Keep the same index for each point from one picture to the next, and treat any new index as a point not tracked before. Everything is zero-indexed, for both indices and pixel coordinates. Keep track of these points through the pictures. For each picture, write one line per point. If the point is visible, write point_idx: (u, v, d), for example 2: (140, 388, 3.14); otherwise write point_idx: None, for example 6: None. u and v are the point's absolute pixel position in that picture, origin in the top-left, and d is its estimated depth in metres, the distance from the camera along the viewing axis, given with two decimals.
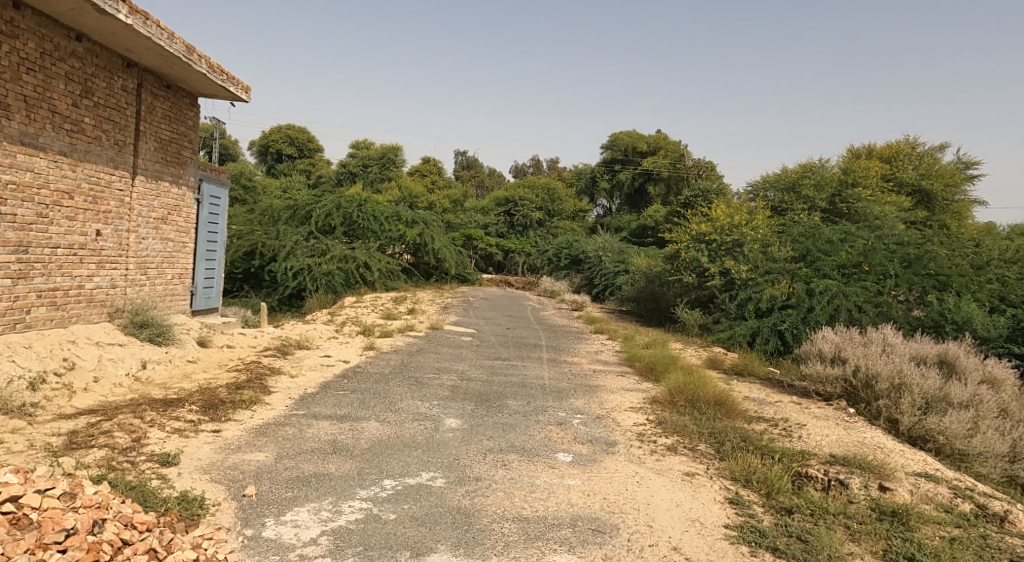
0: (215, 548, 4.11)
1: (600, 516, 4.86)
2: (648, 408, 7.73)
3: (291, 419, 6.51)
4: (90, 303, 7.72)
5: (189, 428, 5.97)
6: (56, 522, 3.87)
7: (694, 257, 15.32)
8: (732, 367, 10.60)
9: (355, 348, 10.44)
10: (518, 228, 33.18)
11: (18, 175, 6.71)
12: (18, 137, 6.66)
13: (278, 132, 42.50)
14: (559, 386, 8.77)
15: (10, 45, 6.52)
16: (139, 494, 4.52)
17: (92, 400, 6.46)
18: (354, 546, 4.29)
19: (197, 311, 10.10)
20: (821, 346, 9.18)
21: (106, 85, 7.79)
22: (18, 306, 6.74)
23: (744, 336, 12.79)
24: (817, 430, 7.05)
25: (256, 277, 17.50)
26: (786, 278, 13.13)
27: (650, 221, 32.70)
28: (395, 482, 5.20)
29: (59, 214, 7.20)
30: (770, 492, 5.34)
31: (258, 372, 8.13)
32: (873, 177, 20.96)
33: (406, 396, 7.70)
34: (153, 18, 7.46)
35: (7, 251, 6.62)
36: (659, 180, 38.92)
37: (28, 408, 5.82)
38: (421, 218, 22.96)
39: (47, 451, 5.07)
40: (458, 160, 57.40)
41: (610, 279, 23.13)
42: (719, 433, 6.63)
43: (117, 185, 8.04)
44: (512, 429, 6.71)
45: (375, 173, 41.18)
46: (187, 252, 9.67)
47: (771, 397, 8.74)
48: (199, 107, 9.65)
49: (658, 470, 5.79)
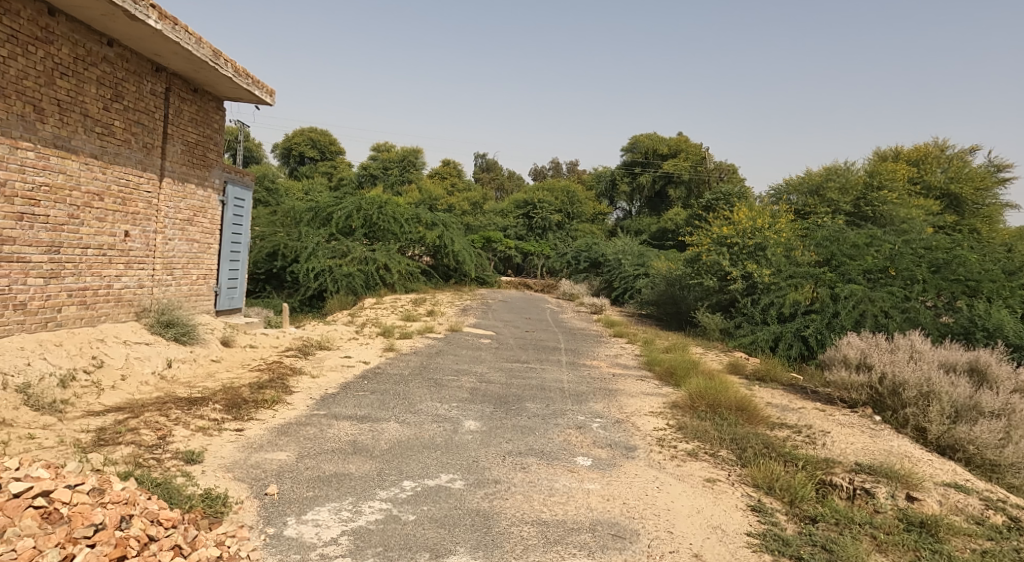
0: (238, 546, 4.14)
1: (620, 521, 4.83)
2: (668, 413, 7.68)
3: (312, 420, 6.57)
4: (118, 303, 7.86)
5: (213, 427, 6.05)
6: (85, 516, 3.92)
7: (715, 260, 15.19)
8: (754, 373, 10.47)
9: (375, 349, 10.53)
10: (537, 230, 33.20)
11: (51, 177, 6.83)
12: (51, 139, 6.79)
13: (300, 135, 43.06)
14: (578, 390, 8.74)
15: (44, 50, 6.66)
16: (165, 491, 4.59)
17: (119, 397, 6.57)
18: (375, 546, 4.31)
19: (221, 310, 10.24)
20: (846, 352, 9.06)
21: (135, 88, 7.94)
22: (49, 305, 6.89)
23: (767, 341, 12.64)
24: (842, 437, 6.96)
25: (278, 278, 17.70)
26: (810, 282, 13.01)
27: (671, 224, 32.55)
28: (415, 484, 5.23)
29: (89, 215, 7.34)
30: (794, 500, 5.27)
31: (280, 372, 8.21)
32: (900, 180, 20.58)
33: (426, 397, 7.74)
34: (181, 23, 7.58)
35: (40, 251, 6.76)
36: (680, 183, 38.64)
37: (58, 405, 5.94)
38: (440, 220, 23.09)
39: (76, 446, 5.16)
40: (477, 163, 57.65)
41: (629, 283, 23.03)
42: (741, 439, 6.55)
43: (145, 187, 8.18)
44: (530, 432, 6.70)
45: (395, 176, 41.47)
46: (212, 253, 9.81)
47: (793, 403, 8.63)
48: (225, 110, 9.80)
49: (678, 475, 5.75)
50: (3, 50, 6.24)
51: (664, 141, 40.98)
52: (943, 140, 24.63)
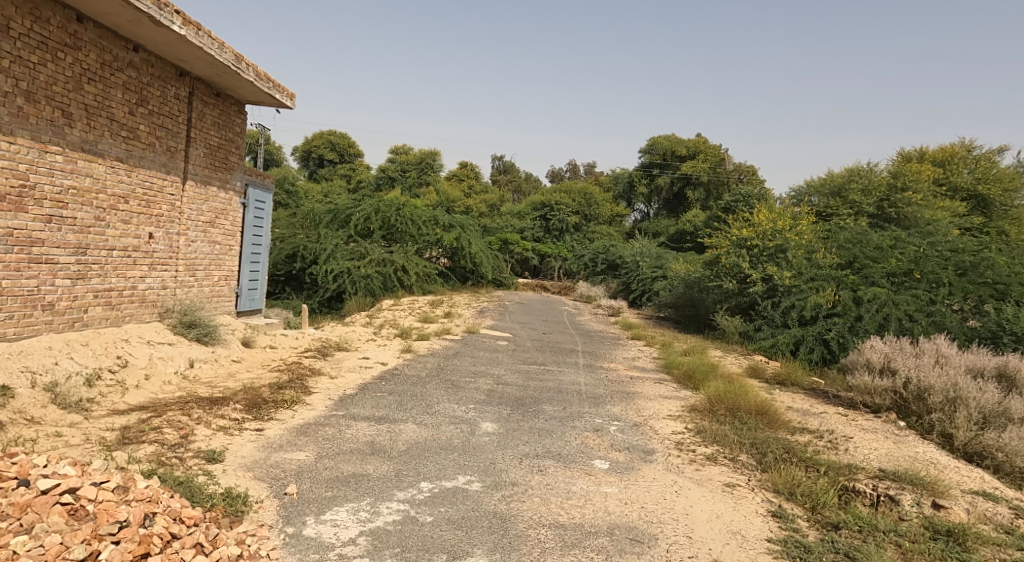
0: (258, 545, 4.19)
1: (638, 526, 4.81)
2: (687, 416, 7.63)
3: (330, 420, 6.62)
4: (142, 304, 7.98)
5: (234, 427, 6.13)
6: (110, 514, 3.98)
7: (735, 263, 15.08)
8: (774, 377, 10.37)
9: (392, 350, 10.59)
10: (554, 232, 33.17)
11: (79, 180, 6.95)
12: (78, 143, 6.91)
13: (320, 138, 43.47)
14: (595, 392, 8.71)
15: (73, 56, 6.79)
16: (187, 489, 4.65)
17: (143, 396, 6.67)
18: (392, 547, 4.33)
19: (242, 312, 10.37)
20: (869, 356, 8.93)
21: (160, 93, 8.06)
22: (76, 306, 7.02)
23: (787, 345, 12.54)
24: (866, 443, 6.87)
25: (297, 280, 17.90)
26: (832, 285, 12.82)
27: (690, 226, 32.34)
28: (432, 485, 5.24)
29: (115, 218, 7.47)
30: (816, 506, 5.21)
31: (299, 373, 8.29)
32: (925, 180, 20.24)
33: (444, 399, 7.77)
34: (204, 28, 7.69)
35: (68, 253, 6.88)
36: (698, 185, 38.36)
37: (84, 403, 6.04)
38: (458, 221, 23.17)
39: (102, 444, 5.26)
40: (494, 165, 57.81)
41: (647, 285, 22.92)
42: (762, 444, 6.48)
43: (169, 190, 8.31)
44: (548, 434, 6.69)
45: (413, 178, 41.70)
46: (234, 255, 9.94)
47: (815, 408, 8.52)
48: (247, 114, 9.93)
49: (697, 480, 5.71)
50: (33, 57, 6.37)
51: (683, 142, 40.63)
52: (969, 140, 24.24)
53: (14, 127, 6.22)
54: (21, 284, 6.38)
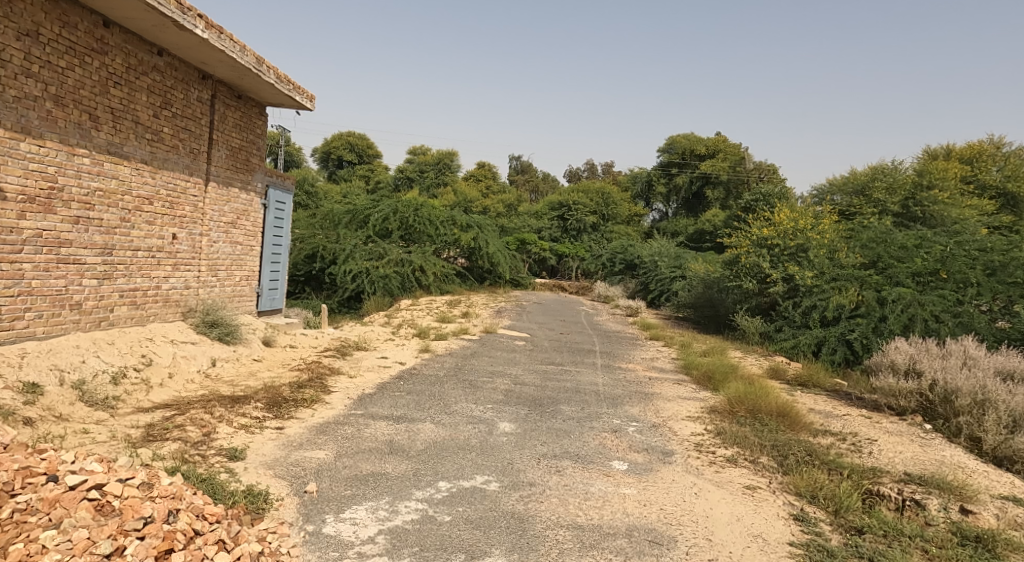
0: (279, 543, 4.24)
1: (657, 527, 4.79)
2: (706, 418, 7.58)
3: (350, 419, 6.67)
4: (165, 303, 8.11)
5: (255, 425, 6.20)
6: (135, 510, 4.04)
7: (755, 263, 14.95)
8: (796, 378, 10.26)
9: (411, 349, 10.64)
10: (571, 232, 33.11)
11: (105, 182, 7.07)
12: (105, 146, 7.03)
13: (339, 139, 43.79)
14: (614, 393, 8.68)
15: (99, 61, 6.91)
16: (209, 487, 4.71)
17: (167, 394, 6.77)
18: (411, 546, 4.35)
19: (263, 311, 10.49)
20: (893, 358, 8.80)
21: (183, 96, 8.18)
22: (102, 305, 7.14)
23: (809, 345, 12.41)
24: (890, 446, 6.77)
25: (317, 280, 18.07)
26: (855, 285, 12.65)
27: (709, 225, 32.11)
28: (450, 485, 5.26)
29: (139, 219, 7.59)
30: (839, 510, 5.15)
31: (319, 372, 8.37)
32: (951, 179, 19.90)
33: (462, 398, 7.79)
34: (226, 32, 7.79)
35: (94, 253, 7.01)
36: (718, 184, 38.05)
37: (110, 401, 6.15)
38: (475, 221, 23.22)
39: (127, 441, 5.34)
40: (511, 164, 57.83)
41: (666, 285, 22.78)
42: (783, 446, 6.42)
43: (192, 191, 8.43)
44: (566, 435, 6.69)
45: (431, 178, 41.87)
46: (255, 255, 10.05)
47: (837, 410, 8.42)
48: (268, 116, 10.04)
49: (717, 482, 5.66)
50: (62, 61, 6.49)
51: (702, 141, 40.30)
52: (998, 137, 23.79)
53: (43, 130, 6.34)
54: (49, 284, 6.50)
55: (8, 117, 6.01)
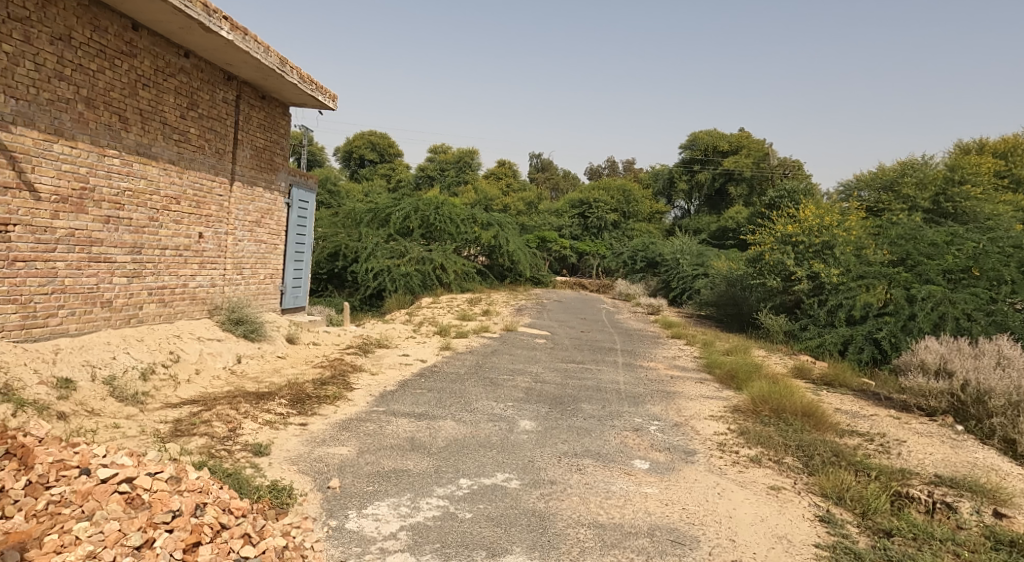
0: (303, 537, 4.30)
1: (679, 527, 4.76)
2: (729, 417, 7.51)
3: (372, 416, 6.72)
4: (192, 301, 8.25)
5: (279, 421, 6.29)
6: (164, 503, 4.12)
7: (779, 260, 14.80)
8: (821, 378, 10.13)
9: (432, 347, 10.70)
10: (592, 230, 33.00)
11: (134, 182, 7.20)
12: (134, 147, 7.17)
13: (360, 138, 44.08)
14: (635, 391, 8.64)
15: (129, 63, 7.04)
16: (235, 481, 4.78)
17: (194, 390, 6.89)
18: (433, 543, 4.38)
19: (287, 309, 10.62)
20: (923, 357, 8.64)
21: (209, 97, 8.30)
22: (132, 303, 7.29)
23: (835, 344, 12.27)
24: (920, 447, 6.65)
25: (339, 278, 18.26)
26: (884, 283, 12.41)
27: (732, 222, 31.78)
28: (471, 482, 5.28)
29: (167, 218, 7.72)
30: (867, 512, 5.07)
31: (341, 370, 8.45)
32: (984, 174, 19.45)
33: (482, 396, 7.81)
34: (251, 33, 7.88)
35: (124, 252, 7.15)
36: (741, 180, 37.60)
37: (140, 397, 6.28)
38: (496, 220, 23.23)
39: (156, 436, 5.45)
40: (531, 162, 57.84)
41: (687, 283, 22.61)
42: (808, 447, 6.34)
43: (218, 191, 8.56)
44: (587, 433, 6.67)
45: (452, 177, 41.98)
46: (279, 254, 10.18)
47: (865, 410, 8.29)
48: (291, 116, 10.14)
49: (740, 482, 5.61)
50: (93, 64, 6.61)
51: (724, 137, 39.80)
52: None
53: (75, 132, 6.46)
54: (81, 282, 6.64)
55: (42, 119, 6.14)
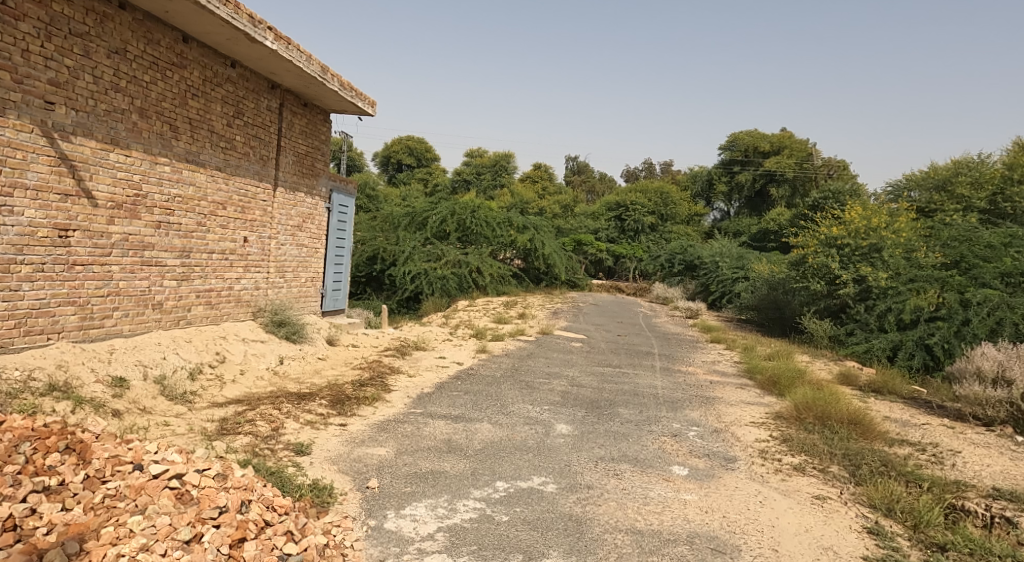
0: (343, 536, 4.38)
1: (720, 536, 4.71)
2: (771, 424, 7.38)
3: (410, 418, 6.82)
4: (237, 303, 8.50)
5: (320, 421, 6.42)
6: (211, 499, 4.25)
7: (823, 263, 14.41)
8: (869, 385, 9.87)
9: (468, 350, 10.77)
10: (629, 233, 32.77)
11: (184, 189, 7.46)
12: (183, 154, 7.42)
13: (398, 144, 44.64)
14: (673, 396, 8.56)
15: (179, 74, 7.29)
16: (278, 479, 4.91)
17: (239, 390, 7.09)
18: (469, 545, 4.42)
19: (327, 311, 10.84)
20: (979, 364, 8.34)
21: (254, 105, 8.54)
22: (181, 305, 7.54)
23: (884, 350, 12.01)
24: (975, 459, 6.44)
25: (378, 281, 18.58)
26: (936, 286, 12.02)
27: (774, 224, 31.14)
28: (508, 485, 5.31)
29: (214, 223, 7.96)
30: (918, 524, 4.94)
31: (380, 372, 8.59)
32: None
33: (518, 399, 7.85)
34: (294, 43, 8.09)
35: (174, 256, 7.40)
36: (783, 181, 36.79)
37: (188, 396, 6.49)
38: (532, 223, 23.27)
39: (203, 434, 5.62)
40: (567, 165, 57.82)
41: (727, 286, 22.27)
42: (855, 456, 6.19)
43: (262, 196, 8.80)
44: (624, 438, 6.64)
45: (488, 181, 42.17)
46: (320, 257, 10.38)
47: (915, 418, 8.05)
48: (332, 123, 10.36)
49: (783, 490, 5.52)
50: (146, 76, 6.87)
51: (766, 137, 39.04)
52: None
53: (130, 141, 6.72)
54: (135, 285, 6.90)
55: (100, 129, 6.39)
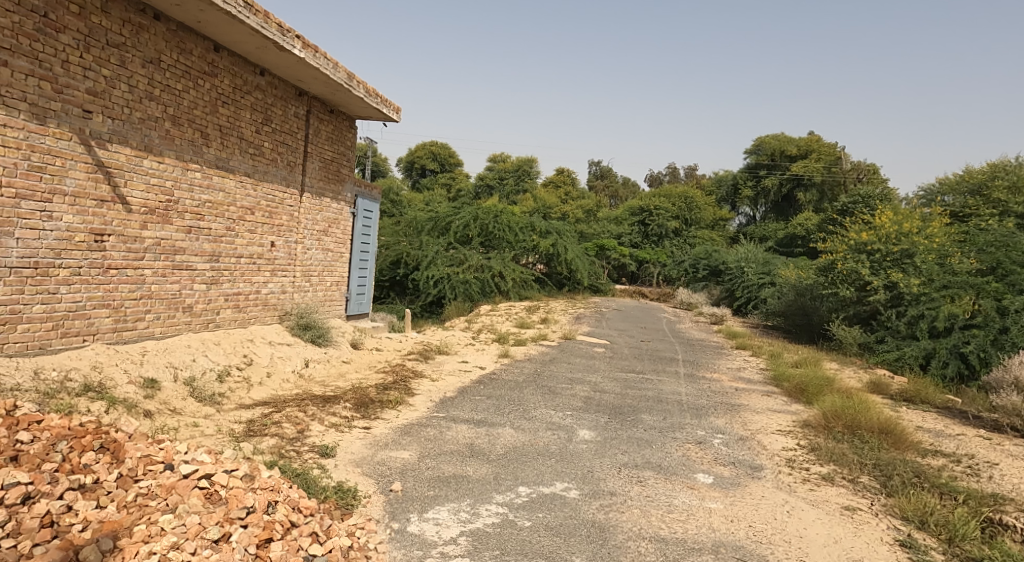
0: (366, 538, 4.43)
1: (745, 545, 4.65)
2: (798, 432, 7.28)
3: (433, 421, 6.85)
4: (264, 307, 8.63)
5: (345, 424, 6.48)
6: (239, 499, 4.32)
7: (853, 269, 14.34)
8: (900, 394, 9.67)
9: (490, 355, 10.80)
10: (652, 238, 32.59)
11: (214, 195, 7.61)
12: (214, 161, 7.57)
13: (422, 149, 45.07)
14: (697, 403, 8.49)
15: (210, 82, 7.45)
16: (303, 480, 4.97)
17: (265, 393, 7.19)
18: (491, 550, 4.43)
19: (352, 315, 10.95)
20: (1017, 374, 8.15)
21: (282, 112, 8.69)
22: (211, 309, 7.69)
23: (916, 358, 11.81)
24: (1012, 472, 6.28)
25: (401, 285, 18.73)
26: (971, 293, 11.50)
27: (801, 229, 30.69)
28: (530, 490, 5.31)
29: (242, 228, 8.10)
30: (953, 538, 4.83)
31: (403, 376, 8.64)
32: None
33: (541, 404, 7.84)
34: (321, 50, 8.21)
35: (204, 260, 7.54)
36: (810, 186, 36.26)
37: (216, 397, 6.61)
38: (554, 228, 23.28)
39: (231, 435, 5.72)
40: (590, 170, 57.74)
41: (753, 292, 22.03)
42: (886, 466, 6.07)
43: (289, 201, 8.94)
44: (648, 444, 6.60)
45: (511, 186, 42.26)
46: (344, 262, 10.49)
47: (949, 429, 7.88)
48: (357, 129, 10.49)
49: (811, 500, 5.44)
50: (179, 84, 7.03)
51: (792, 142, 38.65)
52: None
53: (163, 148, 6.88)
54: (166, 288, 7.06)
55: (134, 137, 6.56)
